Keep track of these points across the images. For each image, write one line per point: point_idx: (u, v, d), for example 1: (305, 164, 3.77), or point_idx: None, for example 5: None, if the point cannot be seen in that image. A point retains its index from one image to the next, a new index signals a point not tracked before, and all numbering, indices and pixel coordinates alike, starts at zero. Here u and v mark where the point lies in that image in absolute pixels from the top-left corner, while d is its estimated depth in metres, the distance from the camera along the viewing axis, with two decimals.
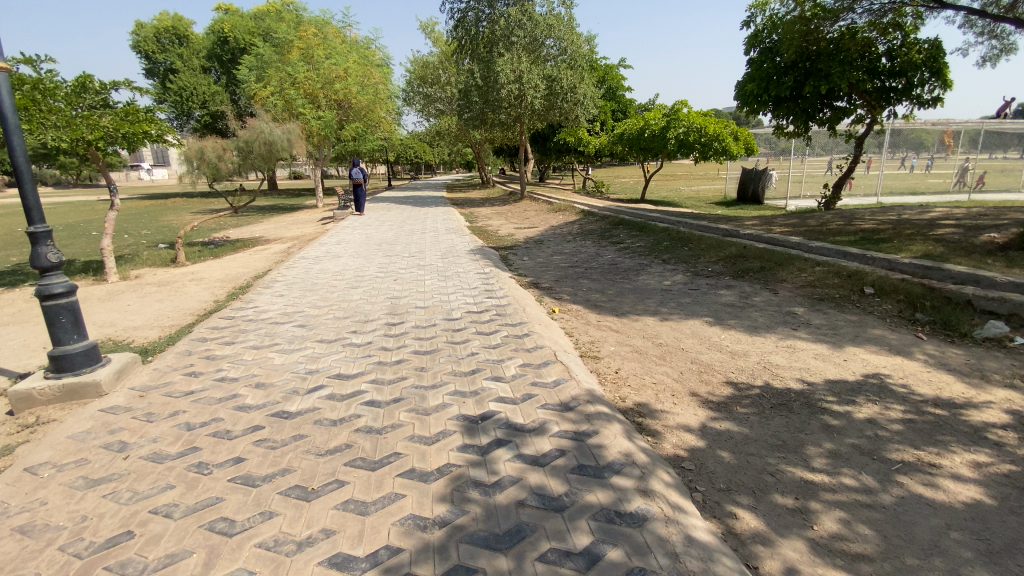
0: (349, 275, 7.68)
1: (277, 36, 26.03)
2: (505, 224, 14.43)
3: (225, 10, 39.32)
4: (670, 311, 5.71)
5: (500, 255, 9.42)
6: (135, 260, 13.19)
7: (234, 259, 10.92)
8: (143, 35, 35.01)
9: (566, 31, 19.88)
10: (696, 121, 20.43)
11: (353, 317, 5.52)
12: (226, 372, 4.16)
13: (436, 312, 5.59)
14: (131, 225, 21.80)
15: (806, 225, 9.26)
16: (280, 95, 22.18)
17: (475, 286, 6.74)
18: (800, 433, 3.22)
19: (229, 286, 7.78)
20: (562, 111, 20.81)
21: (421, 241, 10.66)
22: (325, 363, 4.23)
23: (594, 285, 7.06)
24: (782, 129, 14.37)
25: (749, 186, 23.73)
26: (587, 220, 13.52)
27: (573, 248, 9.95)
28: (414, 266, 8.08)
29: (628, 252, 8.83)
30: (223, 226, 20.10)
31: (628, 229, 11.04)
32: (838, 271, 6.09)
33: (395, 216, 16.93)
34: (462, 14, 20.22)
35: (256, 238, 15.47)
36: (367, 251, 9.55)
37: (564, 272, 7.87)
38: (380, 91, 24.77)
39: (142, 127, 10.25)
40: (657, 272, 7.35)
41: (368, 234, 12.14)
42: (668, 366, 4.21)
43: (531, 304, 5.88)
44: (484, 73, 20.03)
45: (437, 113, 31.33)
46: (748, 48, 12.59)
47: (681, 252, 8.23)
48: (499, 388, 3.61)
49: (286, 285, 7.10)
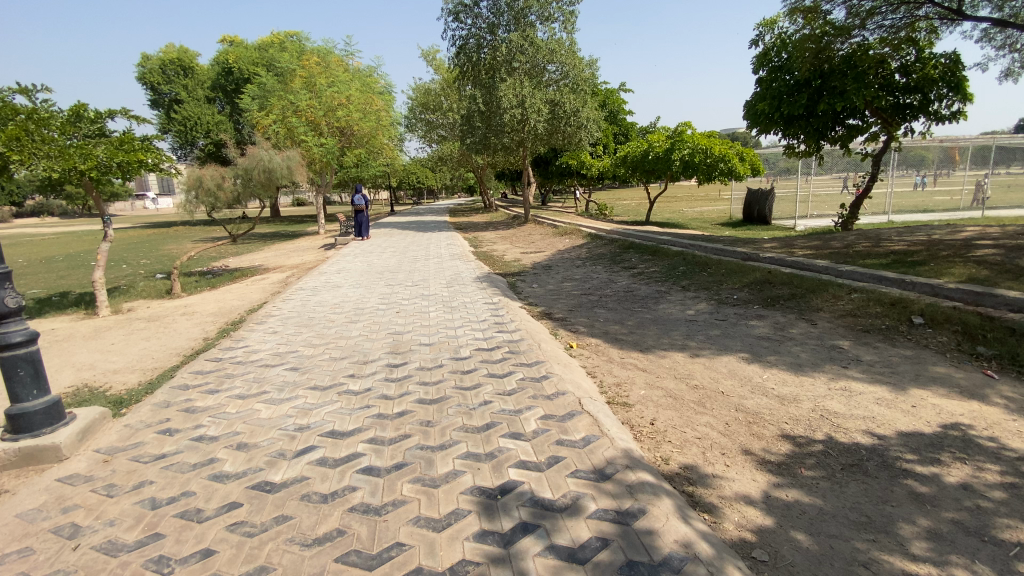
0: (348, 307, 7.21)
1: (279, 66, 26.21)
2: (510, 249, 14.04)
3: (230, 41, 39.97)
4: (698, 345, 5.20)
5: (508, 282, 8.95)
6: (129, 291, 12.79)
7: (231, 290, 10.49)
8: (149, 67, 35.51)
9: (568, 55, 19.83)
10: (701, 142, 20.19)
11: (351, 358, 5.00)
12: (205, 430, 3.64)
13: (441, 350, 5.08)
14: (129, 255, 21.50)
15: (830, 247, 8.81)
16: (282, 124, 22.13)
17: (484, 318, 6.24)
18: (884, 505, 2.68)
19: (221, 322, 7.30)
20: (565, 135, 20.66)
21: (425, 268, 10.22)
22: (318, 416, 3.72)
23: (612, 314, 6.56)
24: (793, 149, 14.03)
25: (755, 206, 23.38)
26: (595, 243, 13.11)
27: (584, 274, 9.48)
28: (418, 296, 7.60)
29: (643, 278, 8.36)
30: (223, 254, 19.79)
31: (639, 253, 10.60)
32: (879, 298, 5.57)
33: (398, 242, 16.59)
34: (464, 41, 20.27)
35: (255, 267, 15.12)
36: (368, 281, 9.09)
37: (577, 300, 7.39)
38: (382, 117, 24.76)
39: (138, 156, 9.89)
40: (678, 300, 6.86)
41: (370, 261, 11.74)
42: (710, 416, 3.69)
43: (546, 339, 5.37)
44: (487, 97, 19.92)
45: (439, 138, 31.37)
46: (757, 67, 12.34)
47: (700, 278, 7.75)
48: (519, 449, 3.09)
49: (281, 321, 6.61)
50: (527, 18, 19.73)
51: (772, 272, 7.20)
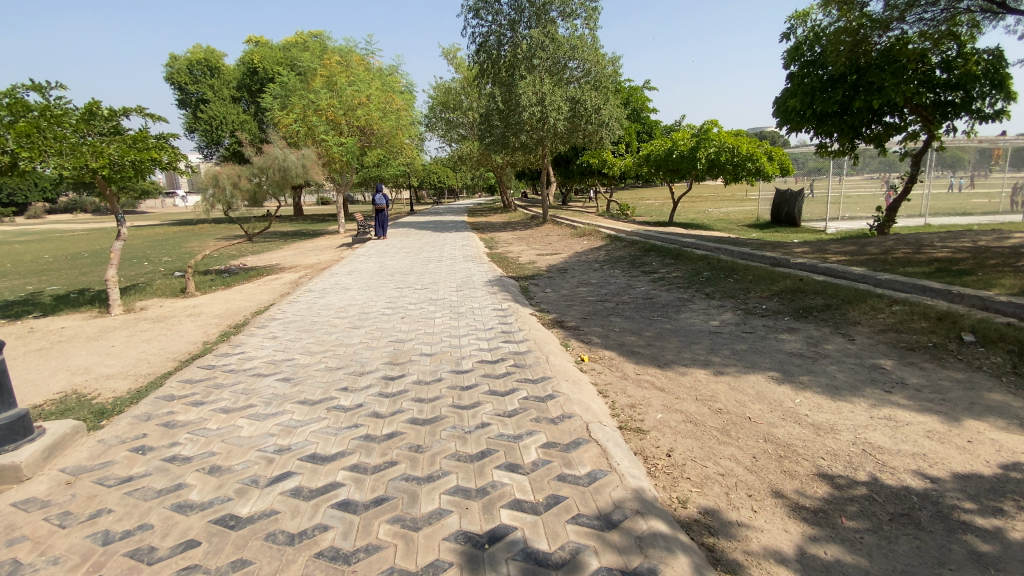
0: (353, 311, 6.95)
1: (302, 66, 26.33)
2: (527, 250, 13.69)
3: (256, 42, 40.48)
4: (721, 361, 4.77)
5: (521, 286, 8.59)
6: (146, 289, 12.86)
7: (241, 291, 10.39)
8: (178, 67, 36.21)
9: (590, 52, 19.36)
10: (728, 141, 19.49)
11: (347, 368, 4.71)
12: (180, 449, 3.39)
13: (442, 361, 4.75)
14: (152, 252, 21.87)
15: (867, 253, 8.22)
16: (302, 122, 22.17)
17: (491, 326, 5.89)
18: (944, 569, 2.25)
19: (223, 324, 7.13)
20: (586, 133, 20.20)
21: (437, 270, 9.94)
22: (300, 436, 3.43)
23: (628, 323, 6.16)
24: (825, 148, 13.33)
25: (783, 207, 22.56)
26: (615, 245, 12.66)
27: (601, 278, 9.06)
28: (425, 301, 7.30)
29: (663, 284, 7.92)
30: (242, 253, 19.92)
31: (660, 257, 10.13)
32: (924, 312, 5.03)
33: (414, 241, 16.38)
34: (484, 38, 19.96)
35: (271, 266, 15.09)
36: (377, 283, 8.84)
37: (592, 307, 7.00)
38: (402, 116, 24.64)
39: (151, 154, 9.92)
40: (700, 309, 6.41)
41: (382, 262, 11.52)
42: (734, 447, 3.27)
43: (555, 351, 4.99)
44: (506, 95, 19.55)
45: (459, 137, 31.19)
46: (788, 62, 11.68)
47: (726, 285, 7.26)
48: (515, 485, 2.73)
49: (282, 325, 6.38)
50: (548, 14, 19.32)
51: (804, 281, 6.69)
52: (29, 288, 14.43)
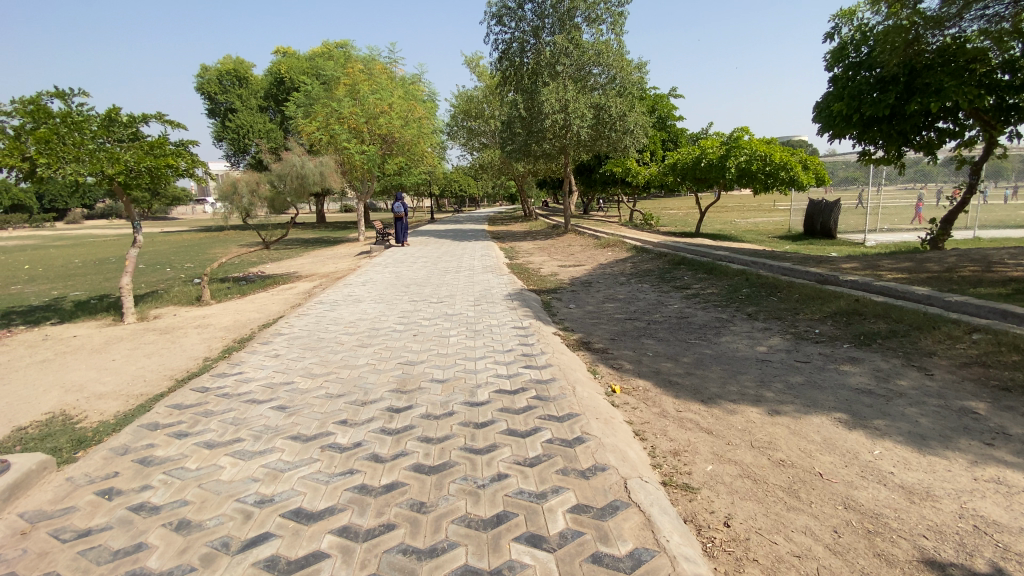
0: (363, 327, 6.49)
1: (326, 74, 26.42)
2: (548, 261, 13.17)
3: (283, 52, 41.08)
4: (775, 398, 4.14)
5: (543, 301, 8.04)
6: (163, 297, 12.66)
7: (255, 300, 10.07)
8: (207, 77, 36.94)
9: (615, 58, 18.81)
10: (759, 148, 18.72)
11: (349, 395, 4.22)
12: (149, 496, 2.92)
13: (455, 390, 4.21)
14: (176, 258, 22.03)
15: (925, 270, 7.47)
16: (324, 130, 22.10)
17: (510, 347, 5.35)
18: None
19: (229, 337, 6.75)
20: (610, 141, 19.68)
21: (454, 282, 9.47)
22: (287, 485, 2.94)
23: (663, 347, 5.57)
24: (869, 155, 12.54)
25: (816, 218, 21.70)
26: (641, 257, 12.06)
27: (629, 293, 8.47)
28: (440, 316, 6.81)
29: (699, 301, 7.29)
30: (262, 260, 19.82)
31: (692, 271, 9.50)
32: (1013, 344, 4.33)
33: (432, 251, 15.99)
34: (508, 45, 19.63)
35: (288, 274, 14.84)
36: (391, 295, 8.40)
37: (621, 326, 6.42)
38: (424, 125, 24.46)
39: (168, 161, 9.69)
40: (744, 332, 5.78)
41: (398, 272, 11.09)
42: (808, 515, 2.67)
43: (582, 380, 4.41)
44: (528, 101, 19.12)
45: (481, 146, 30.95)
46: (831, 65, 11.03)
47: (769, 305, 6.61)
48: (541, 566, 2.19)
49: (287, 341, 5.95)
50: (573, 20, 18.87)
51: (860, 302, 6.00)
52: (52, 293, 14.44)
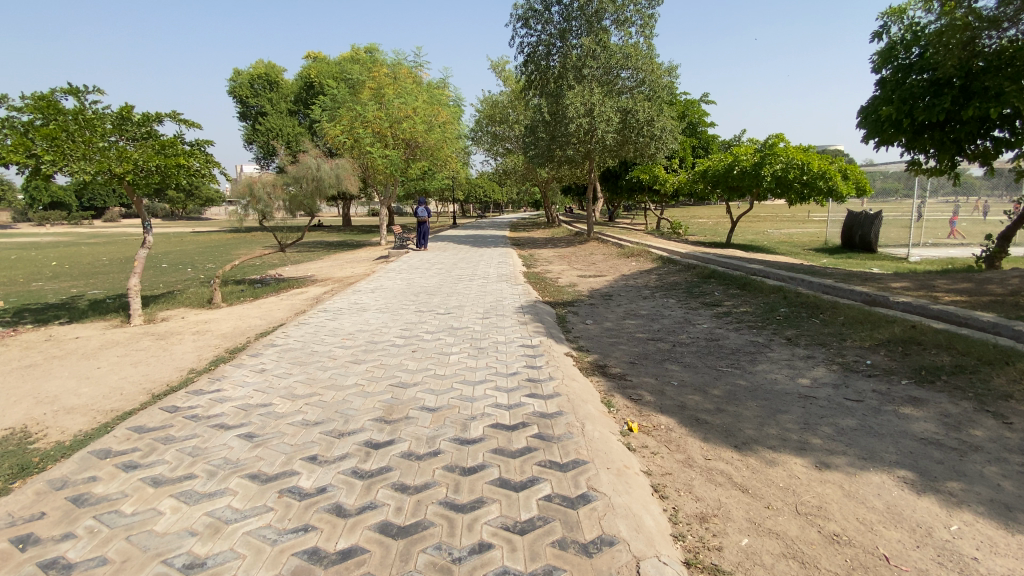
0: (360, 338, 6.02)
1: (352, 78, 26.43)
2: (568, 271, 12.58)
3: (313, 57, 41.61)
4: (822, 448, 3.48)
5: (558, 315, 7.45)
6: (177, 298, 12.56)
7: (262, 305, 9.78)
8: (240, 81, 37.62)
9: (645, 61, 18.12)
10: (796, 156, 17.82)
11: (326, 423, 3.72)
12: (68, 548, 2.49)
13: (446, 421, 3.67)
14: (200, 258, 22.25)
15: (990, 293, 6.61)
16: (348, 134, 22.01)
17: (516, 369, 4.78)
18: None
19: (222, 346, 6.39)
20: (637, 146, 19.02)
21: (466, 292, 8.98)
22: (226, 544, 2.45)
23: (689, 375, 4.93)
24: (917, 165, 11.49)
25: (855, 231, 20.64)
26: (667, 269, 11.36)
27: (652, 308, 7.82)
28: (444, 330, 6.29)
29: (730, 322, 6.60)
30: (282, 262, 19.76)
31: (722, 287, 8.78)
32: None
33: (450, 257, 15.59)
34: (533, 49, 19.16)
35: (304, 277, 14.62)
36: (398, 304, 7.93)
37: (642, 347, 5.80)
38: (448, 129, 24.18)
39: (178, 161, 9.51)
40: (782, 361, 5.09)
41: (411, 279, 10.69)
42: None
43: (593, 415, 3.81)
44: (553, 105, 18.60)
45: (505, 151, 30.58)
46: (879, 66, 10.11)
47: (810, 328, 5.88)
48: None
49: (278, 354, 5.53)
50: (601, 22, 18.29)
51: (919, 328, 5.23)
52: (73, 291, 14.56)
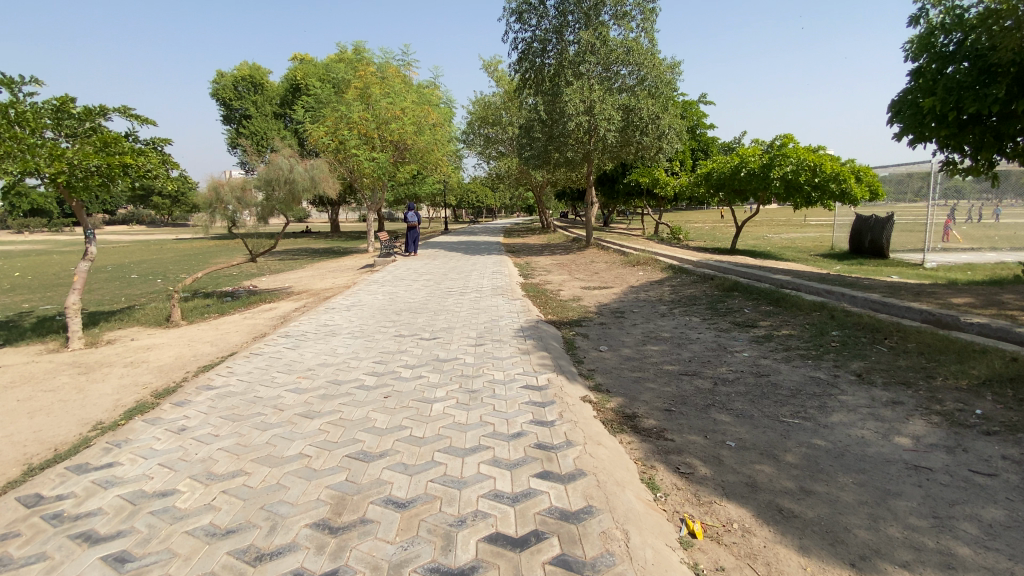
0: (322, 376, 4.80)
1: (337, 78, 25.17)
2: (570, 281, 11.45)
3: (300, 58, 40.34)
4: (982, 568, 2.33)
5: (566, 339, 6.28)
6: (134, 314, 11.24)
7: (223, 325, 8.51)
8: (224, 83, 36.21)
9: (646, 57, 17.01)
10: (807, 157, 16.84)
11: (243, 533, 2.51)
12: None
13: (419, 529, 2.46)
14: (175, 268, 20.88)
15: None
16: (333, 136, 20.75)
17: (520, 425, 3.58)
18: None
19: (154, 385, 5.15)
20: (639, 146, 18.07)
21: (457, 309, 7.80)
22: None
23: (747, 429, 3.79)
24: (952, 165, 10.33)
25: (865, 235, 19.75)
26: (679, 280, 10.25)
27: (675, 329, 6.68)
28: (429, 362, 5.09)
29: (776, 350, 5.48)
30: (261, 272, 18.44)
31: (751, 302, 7.66)
32: None
33: (441, 266, 14.42)
34: (528, 45, 18.07)
35: (280, 289, 13.35)
36: (376, 326, 6.73)
37: (676, 387, 4.64)
38: (438, 131, 22.98)
39: (122, 161, 8.17)
40: (864, 411, 3.95)
41: (395, 293, 9.49)
42: None
43: (636, 511, 2.62)
44: (550, 104, 17.49)
45: (498, 154, 29.49)
46: (914, 56, 8.98)
47: (882, 363, 4.76)
48: None
49: (215, 401, 4.31)
50: (599, 17, 17.24)
51: None
52: (22, 307, 13.15)
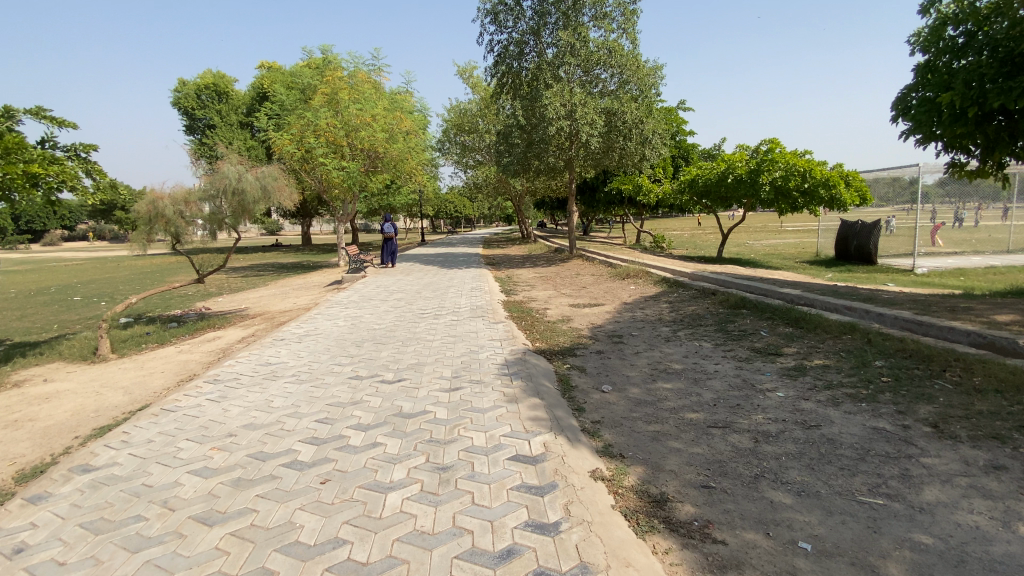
0: (243, 446, 3.62)
1: (303, 84, 23.84)
2: (556, 297, 10.43)
3: (268, 66, 38.72)
4: None
5: (560, 376, 5.21)
6: (58, 346, 9.74)
7: (151, 361, 7.17)
8: (186, 92, 34.41)
9: (629, 59, 16.26)
10: (796, 162, 16.31)
11: None
12: None
13: None
14: (126, 287, 19.19)
15: None
16: (299, 144, 19.48)
17: (511, 535, 2.48)
18: None
19: (22, 463, 3.89)
20: (622, 153, 17.26)
21: (430, 338, 6.67)
22: None
23: (819, 518, 2.78)
24: (960, 166, 9.57)
25: (851, 240, 19.36)
26: (677, 295, 9.30)
27: (686, 359, 5.69)
28: (388, 420, 3.95)
29: (816, 387, 4.51)
30: (218, 291, 16.95)
31: (766, 323, 6.71)
32: None
33: (415, 281, 13.24)
34: (504, 48, 17.13)
35: (235, 312, 11.97)
36: (328, 365, 5.54)
37: (708, 447, 3.61)
38: (413, 139, 21.86)
39: (27, 170, 6.79)
40: (965, 483, 2.98)
41: (359, 317, 8.29)
42: None
43: None
44: (529, 109, 16.56)
45: (475, 163, 28.52)
46: (923, 50, 8.22)
47: (955, 407, 3.83)
48: None
49: (83, 496, 3.12)
50: (579, 17, 16.43)
51: None
52: None
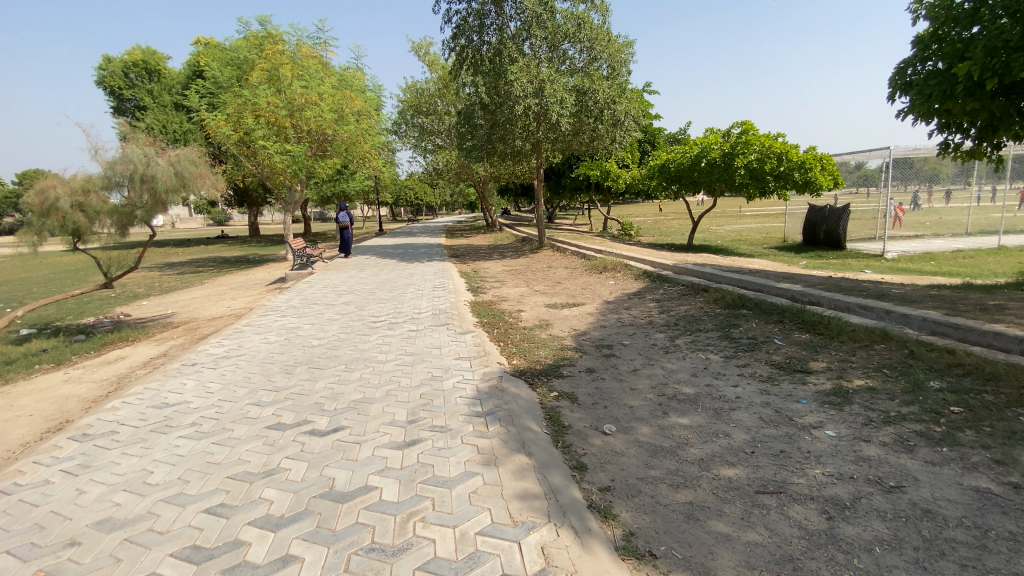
0: (81, 570, 2.36)
1: (239, 59, 21.52)
2: (530, 296, 9.31)
3: (204, 42, 35.36)
4: None
5: (546, 410, 4.10)
6: None
7: (22, 395, 5.60)
8: (111, 70, 30.98)
9: (599, 33, 15.16)
10: (771, 144, 15.66)
11: None
12: None
13: None
14: (38, 289, 16.83)
15: None
16: (236, 125, 17.49)
17: None
18: None
19: None
20: (592, 136, 16.22)
21: (382, 357, 5.43)
22: None
23: None
24: (957, 147, 8.80)
25: (820, 225, 18.99)
26: (664, 292, 8.34)
27: (696, 379, 4.69)
28: (310, 508, 2.72)
29: (872, 422, 3.56)
30: (145, 292, 14.98)
31: (777, 328, 5.80)
32: None
33: (370, 279, 11.84)
34: (463, 19, 15.63)
35: (158, 320, 10.29)
36: (244, 406, 4.22)
37: (767, 532, 2.58)
38: (366, 120, 20.14)
39: None
40: None
41: (298, 329, 6.92)
42: None
43: None
44: (492, 87, 15.25)
45: (435, 147, 26.90)
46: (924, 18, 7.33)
47: None
48: None
49: None
50: None
51: None
52: None
